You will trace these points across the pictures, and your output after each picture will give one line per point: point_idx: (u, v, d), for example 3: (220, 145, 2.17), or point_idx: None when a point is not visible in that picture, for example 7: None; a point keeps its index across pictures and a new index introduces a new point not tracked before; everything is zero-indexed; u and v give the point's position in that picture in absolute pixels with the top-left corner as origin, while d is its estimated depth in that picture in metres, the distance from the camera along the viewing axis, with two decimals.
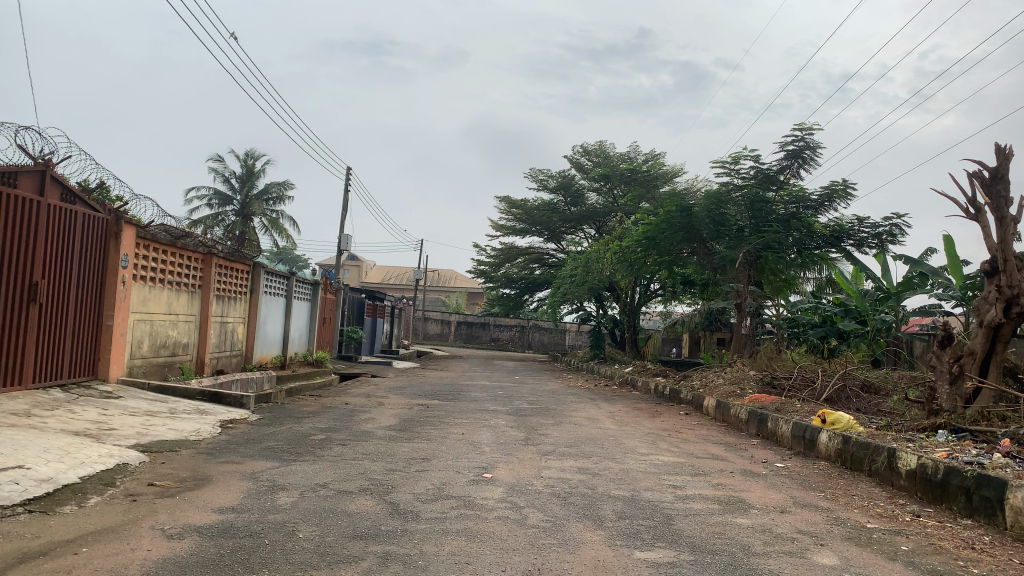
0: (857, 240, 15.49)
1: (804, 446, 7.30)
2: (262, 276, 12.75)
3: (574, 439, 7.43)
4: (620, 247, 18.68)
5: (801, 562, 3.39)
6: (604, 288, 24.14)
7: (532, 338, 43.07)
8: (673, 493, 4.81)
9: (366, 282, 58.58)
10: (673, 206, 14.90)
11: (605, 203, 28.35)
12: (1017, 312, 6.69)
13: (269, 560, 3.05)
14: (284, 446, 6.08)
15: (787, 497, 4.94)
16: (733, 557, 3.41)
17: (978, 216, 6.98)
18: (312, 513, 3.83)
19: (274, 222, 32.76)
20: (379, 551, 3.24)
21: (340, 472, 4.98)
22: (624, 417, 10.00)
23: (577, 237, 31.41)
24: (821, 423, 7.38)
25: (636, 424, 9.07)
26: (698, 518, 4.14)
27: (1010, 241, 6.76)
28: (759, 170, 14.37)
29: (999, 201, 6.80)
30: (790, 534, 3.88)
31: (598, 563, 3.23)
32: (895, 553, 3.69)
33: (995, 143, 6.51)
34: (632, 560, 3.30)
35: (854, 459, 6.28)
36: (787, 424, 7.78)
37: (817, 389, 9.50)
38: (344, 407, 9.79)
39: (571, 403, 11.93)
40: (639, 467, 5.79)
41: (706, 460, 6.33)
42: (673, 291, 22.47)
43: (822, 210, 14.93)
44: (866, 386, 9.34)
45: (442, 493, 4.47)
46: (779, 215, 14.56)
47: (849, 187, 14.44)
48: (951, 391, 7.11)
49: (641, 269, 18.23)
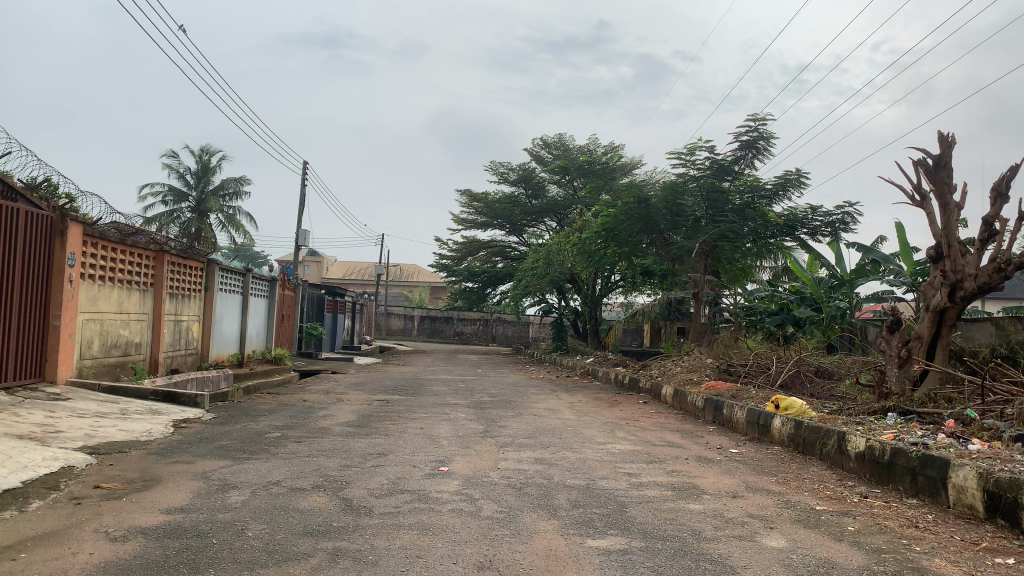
0: (811, 229, 15.80)
1: (758, 431, 7.41)
2: (217, 273, 12.52)
3: (532, 430, 7.45)
4: (580, 240, 18.77)
5: (750, 546, 3.44)
6: (566, 279, 24.24)
7: (496, 331, 43.31)
8: (628, 481, 4.85)
9: (328, 278, 58.17)
10: (631, 197, 14.96)
11: (566, 195, 28.55)
12: (961, 295, 6.88)
13: (216, 559, 3.00)
14: (238, 444, 6.01)
15: (739, 481, 5.02)
16: (683, 543, 3.44)
17: (922, 202, 7.15)
18: (262, 511, 3.79)
19: (231, 218, 32.28)
20: (330, 547, 3.21)
21: (294, 470, 4.93)
22: (583, 407, 10.09)
23: (539, 229, 31.48)
24: (774, 408, 7.50)
25: (595, 414, 9.13)
26: (652, 505, 4.17)
27: (954, 227, 6.96)
28: (714, 162, 14.53)
29: (943, 188, 6.96)
30: (740, 518, 3.94)
31: (550, 553, 3.25)
32: (842, 534, 3.76)
33: (938, 131, 6.68)
34: (583, 549, 3.31)
35: (805, 443, 6.41)
36: (742, 410, 7.90)
37: (771, 374, 9.64)
38: (302, 404, 9.67)
39: (531, 395, 11.98)
40: (595, 456, 5.82)
41: (662, 448, 6.38)
42: (634, 282, 22.66)
43: (777, 199, 15.23)
44: (820, 371, 9.54)
45: (397, 487, 4.45)
46: (735, 204, 14.85)
47: (802, 176, 14.70)
48: (900, 374, 7.23)
49: (601, 260, 18.34)
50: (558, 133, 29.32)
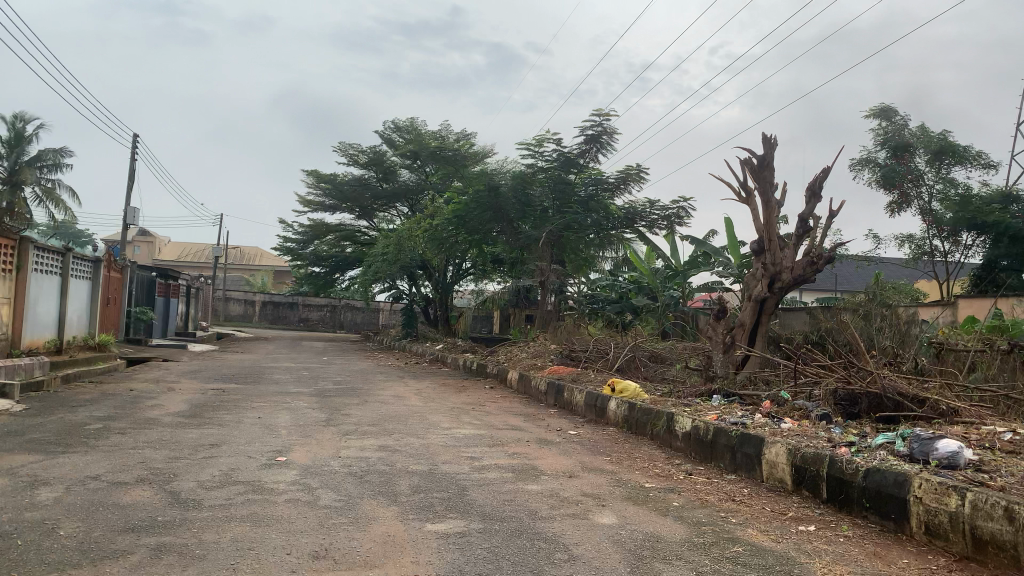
0: (649, 222, 16.52)
1: (595, 414, 7.72)
2: (31, 252, 11.45)
3: (376, 417, 7.37)
4: (430, 226, 18.71)
5: (583, 524, 3.58)
6: (416, 266, 24.12)
7: (343, 317, 42.49)
8: (470, 465, 4.91)
9: (161, 260, 54.73)
10: (480, 185, 15.06)
11: (418, 180, 28.43)
12: (778, 287, 7.49)
13: (20, 562, 2.76)
14: (51, 438, 5.54)
15: (576, 462, 5.21)
16: (519, 523, 3.53)
17: (747, 199, 7.67)
18: (77, 508, 3.52)
19: (50, 192, 29.61)
20: (153, 543, 3.04)
21: (116, 463, 4.61)
22: (429, 393, 10.11)
23: (389, 214, 31.10)
24: (611, 391, 7.83)
25: (441, 400, 9.17)
26: (491, 488, 4.25)
27: (774, 223, 7.52)
28: (561, 154, 14.84)
29: (765, 186, 7.50)
30: (575, 497, 4.09)
31: (388, 538, 3.23)
32: (667, 509, 3.99)
33: (763, 134, 7.18)
34: (422, 533, 3.33)
35: (637, 424, 6.74)
36: (581, 393, 8.19)
37: (609, 360, 10.06)
38: (129, 393, 9.06)
39: (378, 382, 11.85)
40: (438, 441, 5.85)
41: (504, 431, 6.50)
42: (484, 269, 22.91)
43: (619, 192, 15.80)
44: (654, 356, 10.06)
45: (230, 478, 4.27)
46: (580, 196, 15.15)
47: (643, 171, 15.37)
48: (725, 359, 7.76)
49: (451, 247, 18.38)
50: (410, 117, 29.04)
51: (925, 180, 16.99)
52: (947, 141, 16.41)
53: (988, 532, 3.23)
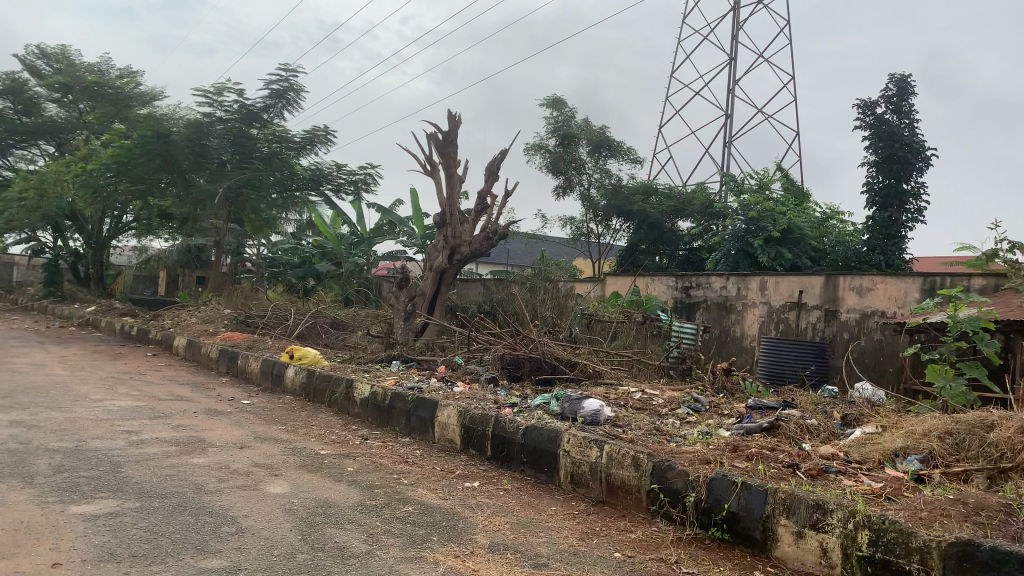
0: (335, 187, 16.29)
1: (271, 381, 7.48)
2: None
3: (7, 389, 6.39)
4: (83, 171, 16.55)
5: (253, 495, 3.46)
6: (63, 216, 21.22)
7: None
8: (126, 439, 4.47)
9: None
10: (149, 130, 13.68)
11: (69, 117, 25.03)
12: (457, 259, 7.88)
13: None
14: None
15: (248, 432, 5.01)
16: (183, 499, 3.31)
17: (431, 172, 7.92)
18: None
19: None
20: None
21: None
22: (78, 361, 9.01)
23: (30, 153, 26.90)
24: (289, 358, 7.65)
25: (92, 368, 8.23)
26: (151, 462, 3.92)
27: (456, 197, 7.87)
28: (243, 106, 14.04)
29: (448, 161, 7.81)
30: (245, 468, 3.93)
31: (20, 526, 2.83)
32: (341, 474, 4.01)
33: (448, 110, 7.45)
34: (65, 517, 2.96)
35: (315, 391, 6.67)
36: (257, 360, 7.87)
37: (288, 326, 9.78)
38: None
39: (10, 347, 10.26)
40: (87, 415, 5.24)
41: (169, 402, 6.03)
42: (149, 224, 20.90)
43: (304, 153, 15.39)
44: (335, 322, 10.01)
45: None
46: (263, 152, 14.57)
47: (330, 134, 15.13)
48: (406, 327, 7.92)
49: (109, 197, 16.46)
50: (61, 44, 25.26)
51: (586, 168, 18.92)
52: (604, 133, 18.43)
53: (619, 478, 3.74)
